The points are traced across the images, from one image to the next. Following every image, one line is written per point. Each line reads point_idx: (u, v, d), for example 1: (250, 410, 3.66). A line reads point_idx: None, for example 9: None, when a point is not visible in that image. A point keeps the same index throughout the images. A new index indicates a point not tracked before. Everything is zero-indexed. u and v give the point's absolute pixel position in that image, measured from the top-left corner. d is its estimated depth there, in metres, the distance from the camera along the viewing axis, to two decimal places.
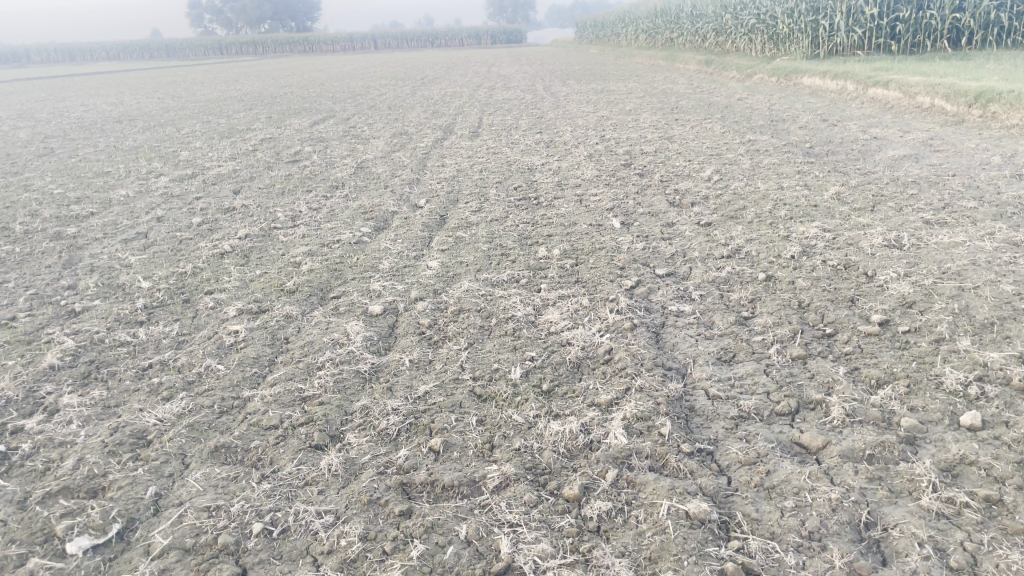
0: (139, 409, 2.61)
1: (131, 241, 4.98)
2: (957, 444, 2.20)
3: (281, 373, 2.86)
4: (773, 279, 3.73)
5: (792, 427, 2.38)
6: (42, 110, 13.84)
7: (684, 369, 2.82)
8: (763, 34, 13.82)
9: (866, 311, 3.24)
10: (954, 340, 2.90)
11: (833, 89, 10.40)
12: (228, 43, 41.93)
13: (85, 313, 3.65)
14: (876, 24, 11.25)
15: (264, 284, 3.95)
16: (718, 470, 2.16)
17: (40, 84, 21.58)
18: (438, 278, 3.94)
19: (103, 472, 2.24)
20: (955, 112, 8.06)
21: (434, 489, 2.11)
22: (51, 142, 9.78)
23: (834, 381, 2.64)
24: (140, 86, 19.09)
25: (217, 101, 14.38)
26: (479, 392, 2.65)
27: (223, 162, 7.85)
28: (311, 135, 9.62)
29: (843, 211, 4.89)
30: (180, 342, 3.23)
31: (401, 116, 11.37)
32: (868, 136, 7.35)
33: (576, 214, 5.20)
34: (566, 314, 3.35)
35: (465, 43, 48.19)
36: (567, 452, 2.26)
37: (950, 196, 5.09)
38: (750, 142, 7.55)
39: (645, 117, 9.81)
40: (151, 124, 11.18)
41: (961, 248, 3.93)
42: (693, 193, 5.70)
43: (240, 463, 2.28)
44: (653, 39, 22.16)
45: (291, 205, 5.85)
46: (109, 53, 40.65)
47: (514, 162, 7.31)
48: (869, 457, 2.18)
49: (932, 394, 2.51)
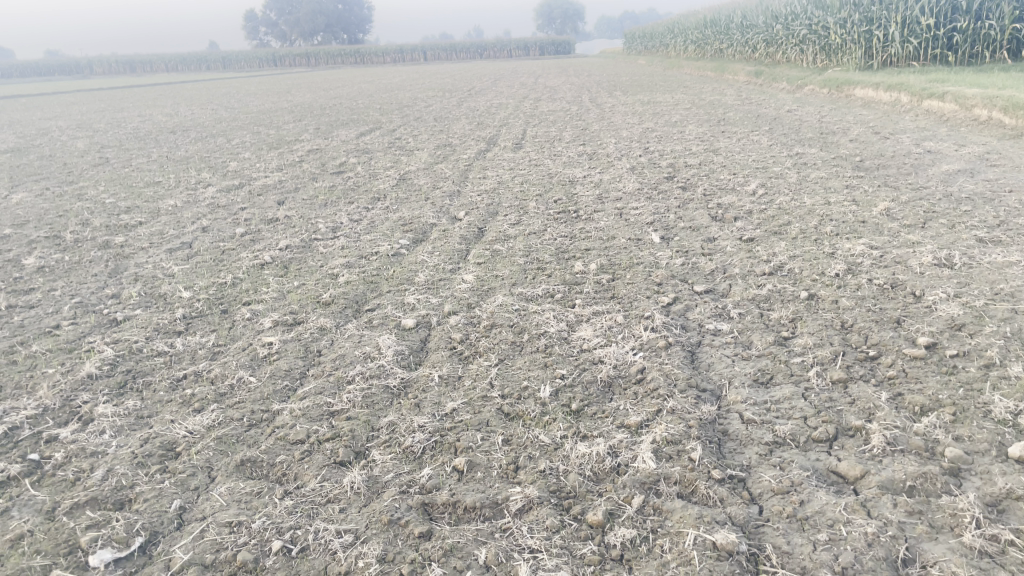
0: (170, 421, 2.63)
1: (175, 250, 5.07)
2: (1004, 478, 2.09)
3: (311, 386, 2.86)
4: (816, 298, 3.62)
5: (830, 454, 2.29)
6: (101, 121, 14.26)
7: (718, 391, 2.74)
8: (815, 44, 13.58)
9: (912, 334, 3.12)
10: (1005, 365, 2.77)
11: (886, 101, 10.16)
12: (281, 55, 42.81)
13: (125, 322, 3.72)
14: (933, 34, 10.96)
15: (300, 296, 3.98)
16: (749, 498, 2.09)
17: (101, 94, 22.31)
18: (473, 292, 3.92)
19: (130, 484, 2.26)
20: (1014, 125, 7.79)
21: (456, 510, 2.08)
22: (107, 152, 10.06)
23: (875, 407, 2.54)
24: (194, 97, 19.52)
25: (268, 112, 14.66)
26: (507, 410, 2.61)
27: (269, 173, 7.97)
28: (357, 146, 9.74)
29: (892, 227, 4.74)
30: (215, 353, 3.26)
31: (447, 127, 11.45)
32: (921, 150, 7.15)
33: (616, 228, 5.15)
34: (600, 331, 3.29)
35: (514, 54, 48.42)
36: (593, 475, 2.21)
37: (1006, 213, 4.91)
38: (797, 155, 7.40)
39: (691, 129, 9.71)
40: (203, 135, 11.44)
41: (1016, 269, 3.77)
42: (736, 207, 5.61)
43: (265, 478, 2.28)
44: (702, 50, 21.98)
45: (332, 217, 5.90)
46: (168, 64, 41.74)
47: (556, 174, 7.28)
48: (910, 489, 2.09)
49: (980, 423, 2.40)
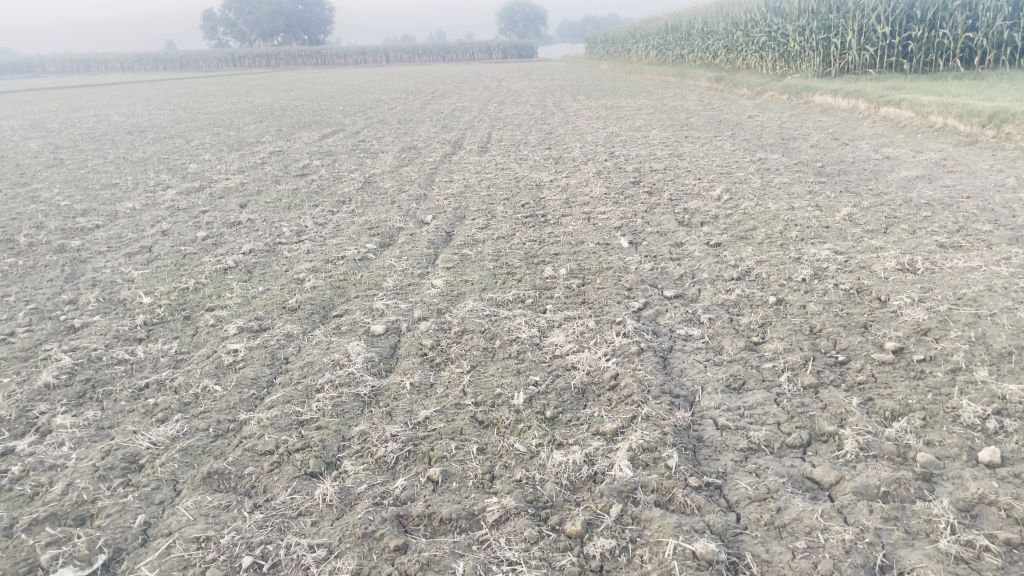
0: (132, 432, 2.55)
1: (135, 254, 4.94)
2: (975, 483, 2.12)
3: (279, 395, 2.80)
4: (784, 303, 3.65)
5: (804, 460, 2.30)
6: (54, 121, 13.90)
7: (692, 397, 2.74)
8: (774, 51, 13.78)
9: (880, 338, 3.16)
10: (971, 369, 2.81)
11: (844, 107, 10.34)
12: (241, 55, 42.25)
13: (84, 328, 3.60)
14: (889, 43, 11.19)
15: (266, 301, 3.90)
16: (727, 506, 2.08)
17: (53, 93, 21.75)
18: (443, 297, 3.88)
19: (91, 498, 2.18)
20: (968, 132, 7.97)
21: (431, 522, 2.04)
22: (61, 152, 9.80)
23: (847, 413, 2.55)
24: (151, 97, 19.16)
25: (228, 113, 14.43)
26: (481, 418, 2.58)
27: (231, 175, 7.83)
28: (320, 148, 9.62)
29: (856, 233, 4.81)
30: (178, 361, 3.17)
31: (411, 130, 11.37)
32: (880, 156, 7.28)
33: (584, 232, 5.14)
34: (572, 336, 3.28)
35: (476, 57, 48.37)
36: (570, 484, 2.19)
37: (965, 218, 5.01)
38: (760, 161, 7.48)
39: (654, 133, 9.77)
40: (161, 135, 11.21)
41: (977, 274, 3.84)
42: (702, 212, 5.64)
43: (233, 490, 2.22)
44: (663, 55, 22.17)
45: (296, 220, 5.81)
46: (124, 63, 40.91)
47: (523, 178, 7.26)
48: (884, 494, 2.10)
49: (949, 427, 2.43)
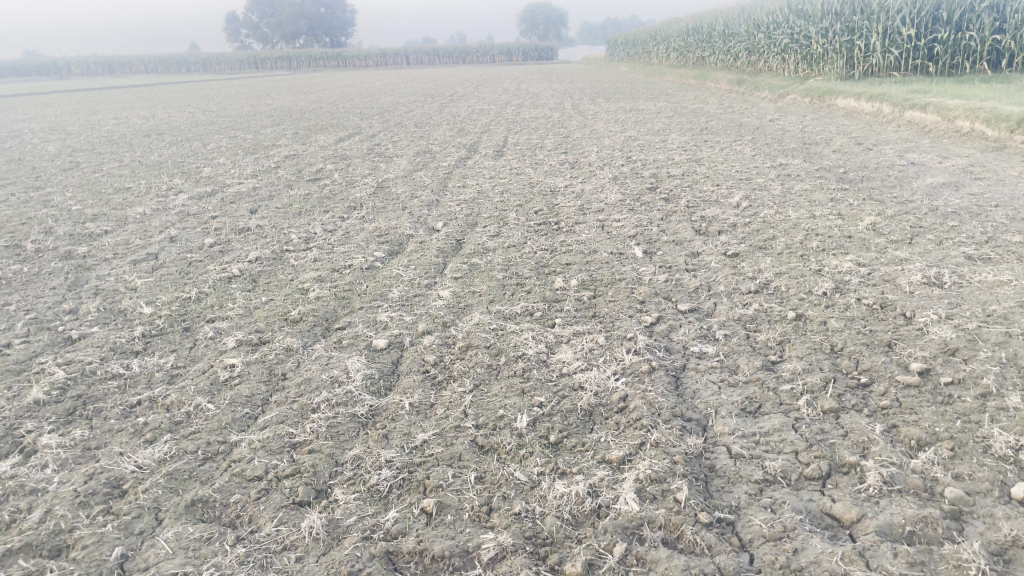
0: (118, 454, 2.45)
1: (140, 262, 4.87)
2: (1009, 523, 1.96)
3: (273, 415, 2.69)
4: (804, 319, 3.50)
5: (824, 494, 2.16)
6: (74, 123, 13.96)
7: (704, 421, 2.60)
8: (796, 54, 13.56)
9: (905, 359, 3.00)
10: (1001, 394, 2.65)
11: (867, 111, 10.13)
12: (262, 58, 42.37)
13: (81, 340, 3.53)
14: (914, 45, 10.95)
15: (267, 312, 3.81)
16: (739, 546, 1.95)
17: (74, 95, 21.91)
18: (449, 309, 3.76)
19: (69, 527, 2.08)
20: (996, 137, 7.75)
21: (422, 559, 1.92)
22: (77, 156, 9.81)
23: (869, 442, 2.40)
24: (171, 100, 19.26)
25: (244, 116, 14.41)
26: (481, 442, 2.46)
27: (244, 179, 7.77)
28: (335, 152, 9.55)
29: (879, 243, 4.64)
30: (173, 376, 3.08)
31: (427, 133, 11.29)
32: (904, 162, 7.08)
33: (597, 241, 5.00)
34: (580, 353, 3.14)
35: (497, 59, 48.24)
36: (572, 519, 2.06)
37: (993, 228, 4.82)
38: (781, 166, 7.31)
39: (673, 137, 9.62)
40: (177, 139, 11.17)
41: (1007, 288, 3.67)
42: (720, 219, 5.49)
43: (217, 521, 2.11)
44: (684, 58, 21.96)
45: (306, 226, 5.72)
46: (147, 66, 41.26)
47: (537, 183, 7.14)
48: (909, 535, 1.95)
49: (980, 459, 2.27)
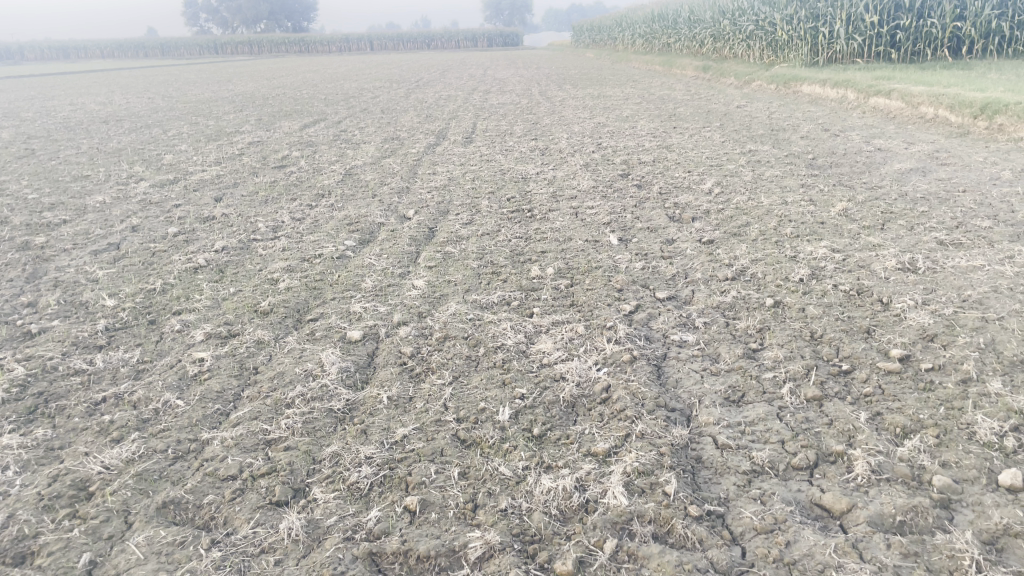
0: (84, 454, 2.34)
1: (101, 252, 4.71)
2: (998, 511, 1.96)
3: (245, 411, 2.60)
4: (782, 306, 3.48)
5: (813, 484, 2.13)
6: (28, 109, 13.53)
7: (688, 411, 2.57)
8: (761, 40, 13.61)
9: (885, 345, 2.99)
10: (982, 380, 2.65)
11: (832, 97, 10.19)
12: (222, 43, 41.57)
13: (40, 334, 3.39)
14: (877, 32, 11.03)
15: (236, 303, 3.70)
16: (730, 540, 1.91)
17: (30, 80, 21.36)
18: (424, 299, 3.68)
19: (33, 532, 1.98)
20: (959, 123, 7.84)
21: (407, 560, 1.86)
22: (33, 142, 9.51)
23: (855, 430, 2.38)
24: (130, 85, 18.81)
25: (206, 101, 14.09)
26: (463, 436, 2.39)
27: (207, 166, 7.58)
28: (300, 138, 9.37)
29: (852, 229, 4.65)
30: (140, 371, 2.97)
31: (394, 119, 11.15)
32: (871, 148, 7.13)
33: (572, 229, 4.95)
34: (560, 343, 3.09)
35: (462, 45, 47.87)
36: (560, 514, 2.01)
37: (962, 214, 4.86)
38: (750, 152, 7.32)
39: (642, 124, 9.60)
40: (137, 125, 10.89)
41: (981, 274, 3.69)
42: (693, 206, 5.47)
43: (191, 523, 2.02)
44: (650, 44, 21.97)
45: (274, 215, 5.59)
46: (103, 50, 40.29)
47: (508, 170, 7.06)
48: (900, 525, 1.94)
49: (965, 446, 2.27)
